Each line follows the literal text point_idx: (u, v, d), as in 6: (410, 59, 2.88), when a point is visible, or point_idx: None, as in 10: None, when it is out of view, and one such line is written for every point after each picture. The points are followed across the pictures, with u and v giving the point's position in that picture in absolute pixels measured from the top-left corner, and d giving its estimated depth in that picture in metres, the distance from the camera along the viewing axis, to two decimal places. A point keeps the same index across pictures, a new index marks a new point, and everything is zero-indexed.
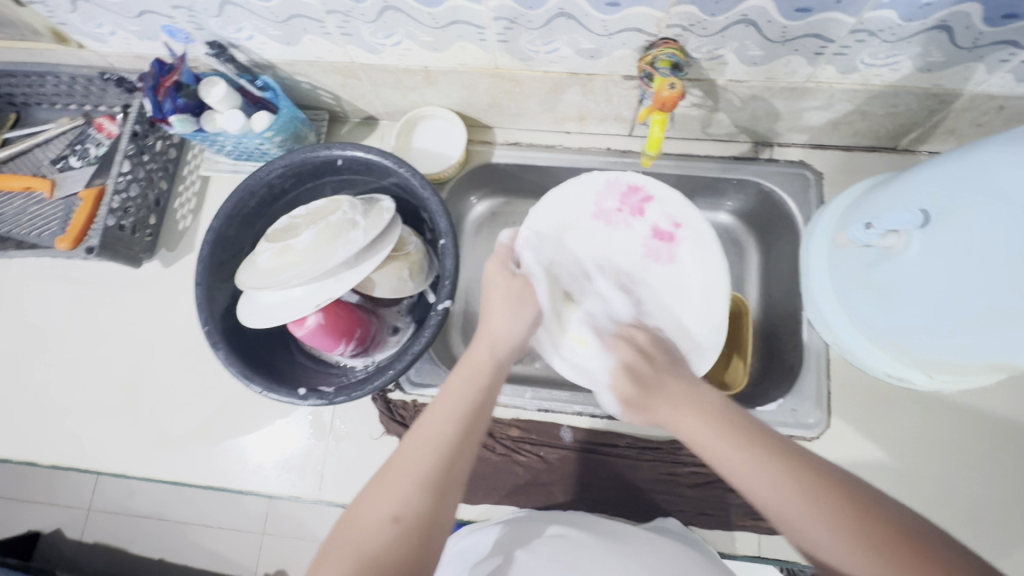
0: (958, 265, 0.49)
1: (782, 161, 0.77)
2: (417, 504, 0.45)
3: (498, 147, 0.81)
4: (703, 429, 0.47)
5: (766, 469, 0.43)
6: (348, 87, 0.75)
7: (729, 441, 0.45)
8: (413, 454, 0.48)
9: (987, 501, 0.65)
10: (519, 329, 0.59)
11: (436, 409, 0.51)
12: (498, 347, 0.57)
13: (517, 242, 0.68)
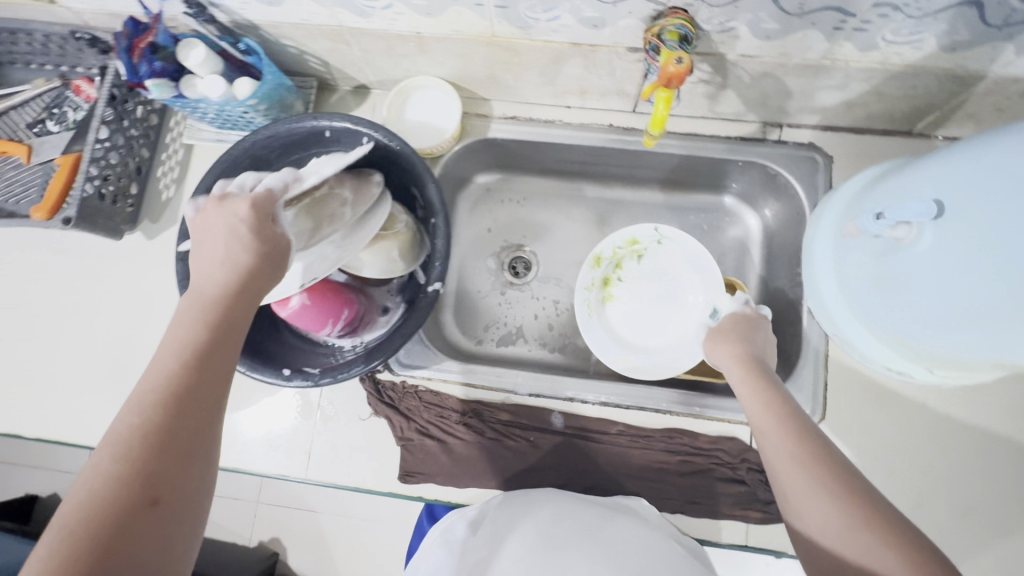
0: (971, 260, 0.47)
1: (791, 143, 0.74)
2: (139, 430, 0.39)
3: (494, 120, 0.77)
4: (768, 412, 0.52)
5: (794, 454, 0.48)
6: (337, 53, 0.71)
7: (781, 421, 0.51)
8: (149, 382, 0.41)
9: (978, 497, 0.64)
10: (221, 247, 0.46)
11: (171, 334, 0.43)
12: (231, 278, 0.45)
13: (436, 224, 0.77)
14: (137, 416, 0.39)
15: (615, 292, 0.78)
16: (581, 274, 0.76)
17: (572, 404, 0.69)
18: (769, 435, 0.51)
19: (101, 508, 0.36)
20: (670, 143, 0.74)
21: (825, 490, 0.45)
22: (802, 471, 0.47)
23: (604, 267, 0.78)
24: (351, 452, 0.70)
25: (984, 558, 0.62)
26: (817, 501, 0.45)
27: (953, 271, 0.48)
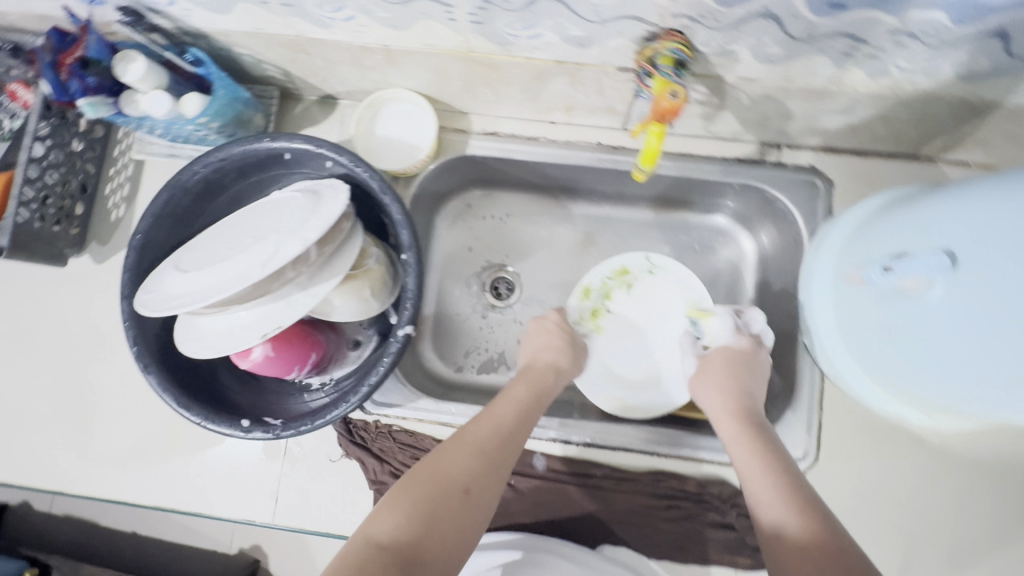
0: (987, 321, 0.42)
1: (790, 166, 0.69)
2: (476, 468, 0.50)
3: (474, 136, 0.71)
4: (741, 450, 0.53)
5: (759, 452, 0.52)
6: (298, 63, 0.64)
7: (757, 452, 0.53)
8: (487, 431, 0.54)
9: (974, 542, 0.62)
10: (552, 355, 0.66)
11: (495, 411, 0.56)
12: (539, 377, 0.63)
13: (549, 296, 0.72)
14: (470, 453, 0.51)
15: (603, 324, 0.74)
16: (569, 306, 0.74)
17: (555, 444, 0.65)
18: (746, 471, 0.52)
19: (416, 517, 0.46)
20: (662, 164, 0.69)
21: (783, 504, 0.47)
22: (757, 458, 0.52)
23: (593, 298, 0.74)
24: (321, 495, 0.66)
25: None
26: (781, 523, 0.47)
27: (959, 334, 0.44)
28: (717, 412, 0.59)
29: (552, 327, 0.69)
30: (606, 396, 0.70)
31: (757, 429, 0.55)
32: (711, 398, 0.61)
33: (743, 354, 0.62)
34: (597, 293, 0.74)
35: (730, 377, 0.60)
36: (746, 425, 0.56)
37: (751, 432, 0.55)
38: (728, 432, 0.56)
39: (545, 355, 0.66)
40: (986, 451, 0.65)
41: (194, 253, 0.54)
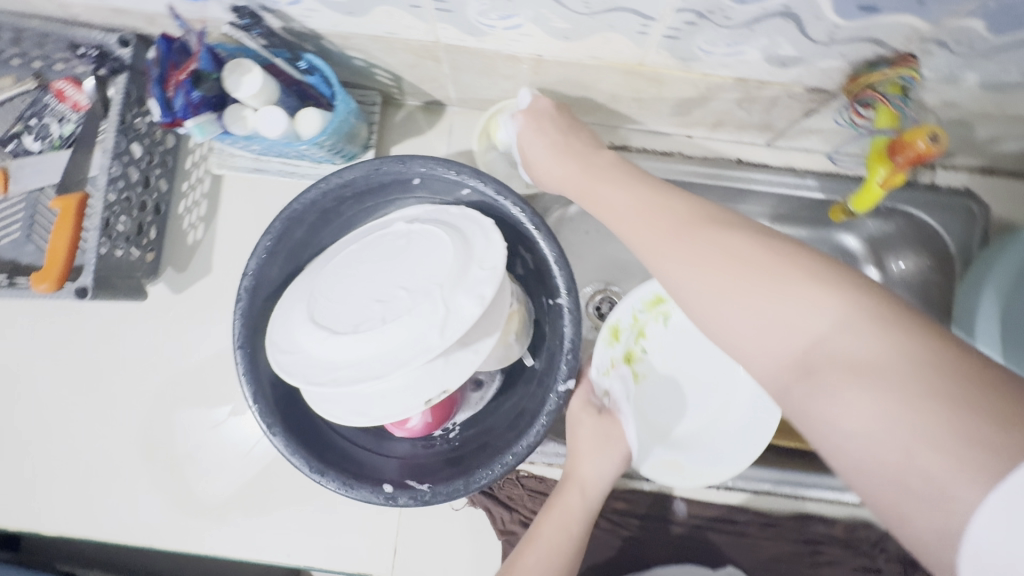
0: None
1: (945, 190, 0.64)
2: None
3: None
4: (860, 346, 0.31)
5: (869, 382, 0.30)
6: (418, 69, 0.56)
7: (866, 344, 0.31)
8: None
9: None
10: (605, 466, 0.55)
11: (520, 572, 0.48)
12: (588, 493, 0.53)
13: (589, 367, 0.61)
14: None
15: (641, 370, 0.65)
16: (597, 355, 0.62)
17: (696, 489, 0.62)
18: (816, 361, 0.32)
19: None
20: (810, 184, 0.63)
21: (912, 438, 0.28)
22: (914, 387, 0.28)
23: (624, 341, 0.64)
24: (446, 547, 0.61)
25: None
26: (895, 464, 0.28)
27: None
28: (683, 253, 0.38)
29: (585, 415, 0.57)
30: (656, 462, 0.59)
31: (855, 300, 0.32)
32: (652, 227, 0.40)
33: (707, 213, 0.39)
34: (631, 333, 0.64)
35: (745, 252, 0.36)
36: (824, 293, 0.33)
37: (838, 313, 0.32)
38: (802, 292, 0.33)
39: (586, 466, 0.55)
40: None
41: (332, 303, 0.49)
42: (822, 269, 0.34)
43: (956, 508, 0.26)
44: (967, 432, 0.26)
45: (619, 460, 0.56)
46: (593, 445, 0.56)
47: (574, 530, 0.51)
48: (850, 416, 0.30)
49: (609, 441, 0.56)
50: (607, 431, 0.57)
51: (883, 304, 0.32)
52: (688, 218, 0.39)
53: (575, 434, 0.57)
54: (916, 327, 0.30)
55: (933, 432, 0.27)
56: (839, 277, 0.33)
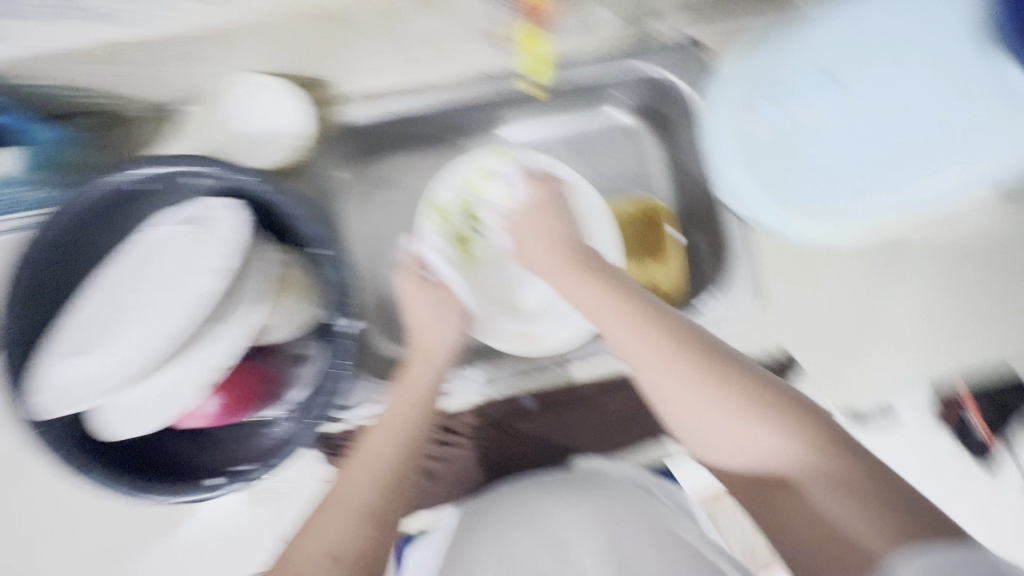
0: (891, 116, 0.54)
1: (672, 44, 0.69)
2: (354, 540, 0.52)
3: (348, 102, 0.65)
4: (656, 351, 0.55)
5: (752, 427, 0.52)
6: (124, 78, 0.58)
7: (702, 394, 0.53)
8: (362, 482, 0.54)
9: (907, 320, 0.71)
10: (447, 333, 0.63)
11: (366, 452, 0.56)
12: (434, 360, 0.61)
13: (421, 248, 0.68)
14: (345, 516, 0.52)
15: (478, 251, 0.71)
16: (427, 236, 0.68)
17: (535, 377, 0.66)
18: (657, 377, 0.55)
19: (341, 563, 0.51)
20: (549, 76, 0.68)
21: (715, 407, 0.53)
22: (766, 442, 0.52)
23: (453, 216, 0.69)
24: None
25: (915, 370, 0.70)
26: (757, 449, 0.52)
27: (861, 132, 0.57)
28: (558, 264, 0.62)
29: (420, 288, 0.65)
30: (509, 333, 0.67)
31: (663, 320, 0.56)
32: (535, 254, 0.64)
33: (548, 195, 0.66)
34: (459, 209, 0.69)
35: (557, 237, 0.63)
36: (642, 320, 0.56)
37: (636, 312, 0.57)
38: (716, 399, 0.53)
39: (428, 334, 0.62)
40: (901, 244, 0.72)
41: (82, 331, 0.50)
42: (588, 271, 0.60)
43: (836, 509, 0.48)
44: (738, 390, 0.53)
45: (457, 325, 0.64)
46: (430, 317, 0.63)
47: (421, 411, 0.58)
48: (683, 407, 0.54)
49: (443, 309, 0.64)
50: (436, 299, 0.64)
51: (655, 314, 0.57)
52: (549, 244, 0.63)
53: (412, 309, 0.64)
54: (756, 403, 0.53)
55: (777, 436, 0.52)
56: (631, 299, 0.58)
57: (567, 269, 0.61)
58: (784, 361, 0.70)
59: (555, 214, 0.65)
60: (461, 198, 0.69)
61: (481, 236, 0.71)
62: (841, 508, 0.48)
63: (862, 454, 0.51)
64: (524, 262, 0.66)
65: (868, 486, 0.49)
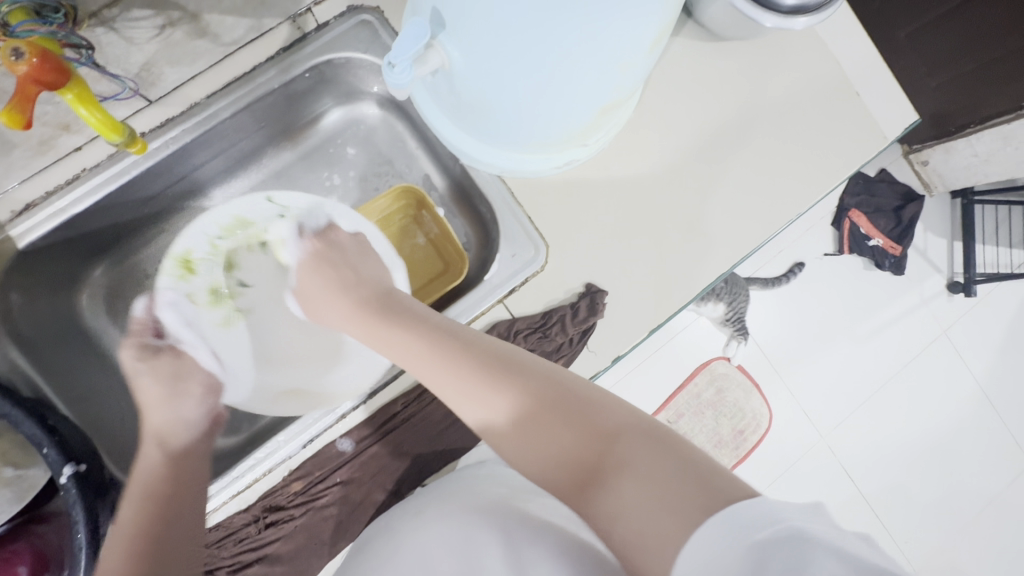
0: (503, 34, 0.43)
1: (334, 20, 0.63)
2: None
3: (7, 225, 0.57)
4: (445, 373, 0.48)
5: (507, 401, 0.44)
6: None
7: (488, 400, 0.45)
8: None
9: (693, 201, 0.68)
10: (191, 406, 0.57)
11: (110, 549, 0.44)
12: (167, 439, 0.54)
13: (154, 309, 0.62)
14: None
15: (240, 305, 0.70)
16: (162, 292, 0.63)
17: (348, 421, 0.62)
18: (445, 390, 0.48)
19: None
20: (221, 108, 0.60)
21: (482, 400, 0.46)
22: (540, 434, 0.43)
23: (202, 275, 0.67)
24: None
25: (720, 247, 0.68)
26: (557, 449, 0.42)
27: (500, 63, 0.46)
28: (343, 312, 0.58)
29: (162, 374, 0.58)
30: (282, 392, 0.64)
31: (443, 341, 0.50)
32: (338, 303, 0.59)
33: (320, 252, 0.63)
34: (213, 258, 0.67)
35: (347, 284, 0.59)
36: (427, 349, 0.49)
37: (415, 342, 0.51)
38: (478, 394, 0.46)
39: (158, 414, 0.56)
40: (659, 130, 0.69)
41: None
42: (377, 312, 0.56)
43: (646, 501, 0.36)
44: (527, 402, 0.44)
45: (197, 397, 0.58)
46: (159, 391, 0.57)
47: (150, 481, 0.49)
48: (468, 414, 0.47)
49: (180, 380, 0.58)
50: (173, 370, 0.58)
51: (442, 340, 0.50)
52: (335, 297, 0.59)
53: (143, 384, 0.58)
54: (488, 364, 0.47)
55: (557, 428, 0.42)
56: (414, 318, 0.53)
57: (353, 319, 0.56)
58: (587, 293, 0.65)
59: (327, 262, 0.62)
60: (234, 246, 0.69)
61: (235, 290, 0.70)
62: (647, 483, 0.36)
63: (661, 439, 0.39)
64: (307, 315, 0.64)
65: (670, 477, 0.36)
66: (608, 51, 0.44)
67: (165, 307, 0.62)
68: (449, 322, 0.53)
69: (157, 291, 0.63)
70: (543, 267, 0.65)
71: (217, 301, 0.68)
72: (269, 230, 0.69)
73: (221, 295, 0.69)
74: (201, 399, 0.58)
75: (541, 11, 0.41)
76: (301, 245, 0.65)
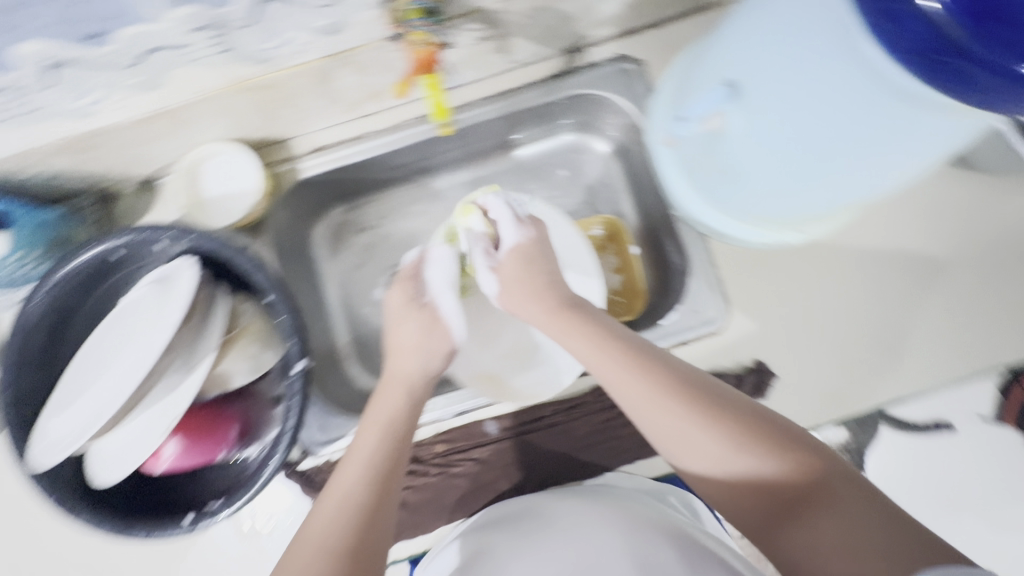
0: (789, 119, 0.46)
1: (603, 62, 0.71)
2: (351, 540, 0.46)
3: (304, 159, 0.71)
4: (638, 387, 0.48)
5: (703, 430, 0.45)
6: (92, 161, 0.62)
7: (678, 413, 0.46)
8: (331, 517, 0.47)
9: (893, 319, 0.66)
10: (411, 359, 0.59)
11: (339, 474, 0.50)
12: (410, 385, 0.57)
13: (423, 259, 0.67)
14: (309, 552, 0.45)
15: (471, 287, 0.73)
16: (435, 250, 0.66)
17: (500, 407, 0.67)
18: (643, 408, 0.48)
19: None
20: (488, 109, 0.70)
21: (681, 418, 0.46)
22: (718, 454, 0.45)
23: (463, 243, 0.71)
24: None
25: (910, 374, 0.65)
26: (745, 494, 0.45)
27: (779, 135, 0.48)
28: (540, 313, 0.57)
29: (409, 314, 0.63)
30: (475, 374, 0.69)
31: (634, 345, 0.51)
32: (514, 295, 0.59)
33: (534, 245, 0.62)
34: (471, 237, 0.71)
35: (539, 287, 0.58)
36: (625, 356, 0.50)
37: (611, 349, 0.51)
38: (681, 425, 0.46)
39: (403, 358, 0.59)
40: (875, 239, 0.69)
41: (65, 389, 0.53)
42: (575, 318, 0.55)
43: (834, 550, 0.39)
44: (713, 408, 0.46)
45: (433, 351, 0.60)
46: (419, 342, 0.60)
47: (389, 434, 0.52)
48: (657, 430, 0.47)
49: (434, 331, 0.61)
50: (428, 325, 0.62)
51: (633, 344, 0.52)
52: (535, 297, 0.58)
53: (396, 327, 0.62)
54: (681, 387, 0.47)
55: (744, 447, 0.44)
56: (608, 328, 0.53)
57: (554, 314, 0.56)
58: (756, 371, 0.65)
59: (539, 262, 0.61)
60: (493, 198, 0.75)
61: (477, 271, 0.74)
62: (842, 531, 0.39)
63: (863, 489, 0.42)
64: (502, 300, 0.62)
65: (873, 526, 0.39)
66: (885, 166, 0.46)
67: (434, 264, 0.66)
68: (629, 335, 0.53)
69: (433, 245, 0.68)
70: (720, 331, 0.67)
71: (460, 279, 0.72)
72: (523, 196, 0.75)
73: (460, 269, 0.72)
74: (444, 356, 0.61)
75: (839, 92, 0.42)
76: (520, 226, 0.64)
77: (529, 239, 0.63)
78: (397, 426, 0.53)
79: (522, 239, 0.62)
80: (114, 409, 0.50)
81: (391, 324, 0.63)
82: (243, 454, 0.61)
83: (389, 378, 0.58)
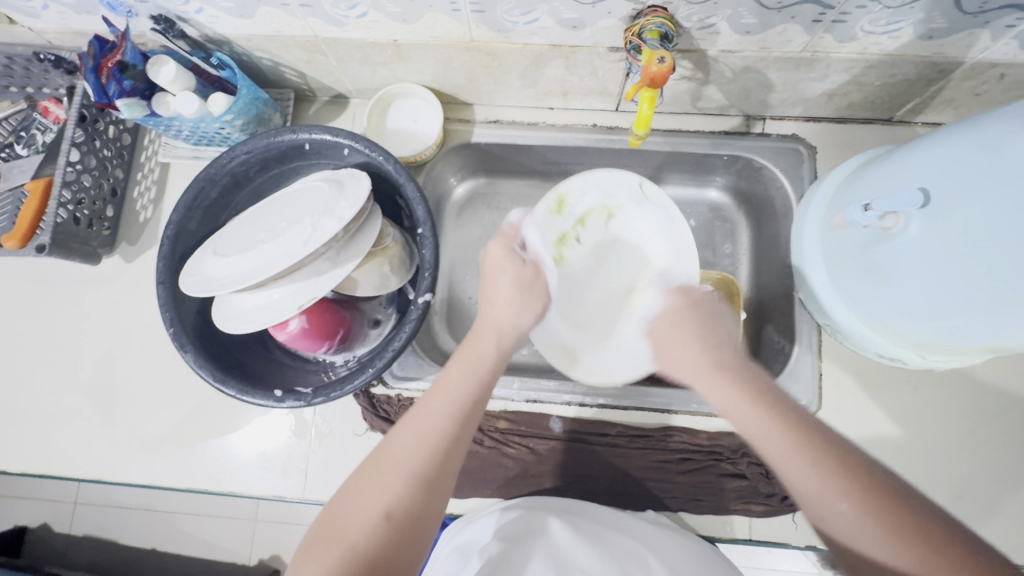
0: (976, 239, 0.46)
1: (774, 136, 0.74)
2: (411, 499, 0.45)
3: (477, 125, 0.77)
4: (815, 475, 0.42)
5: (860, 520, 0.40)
6: (313, 64, 0.70)
7: (881, 538, 0.39)
8: (415, 445, 0.47)
9: (980, 476, 0.65)
10: (524, 315, 0.60)
11: (434, 397, 0.51)
12: (505, 338, 0.58)
13: (524, 222, 0.68)
14: (392, 476, 0.46)
15: (568, 256, 0.74)
16: (537, 218, 0.69)
17: (569, 408, 0.70)
18: (809, 492, 0.43)
19: (358, 557, 0.42)
20: (655, 140, 0.74)
21: (853, 510, 0.40)
22: (879, 542, 0.39)
23: (567, 217, 0.73)
24: (349, 467, 0.71)
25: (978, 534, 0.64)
26: None
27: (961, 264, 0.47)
28: (696, 370, 0.54)
29: (509, 265, 0.62)
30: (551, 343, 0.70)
31: (817, 435, 0.44)
32: (680, 353, 0.58)
33: (692, 306, 0.63)
34: (570, 213, 0.73)
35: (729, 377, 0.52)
36: (793, 430, 0.45)
37: (789, 437, 0.45)
38: (847, 513, 0.41)
39: (503, 310, 0.59)
40: (984, 391, 0.68)
41: (230, 238, 0.61)
42: (734, 375, 0.52)
43: None
44: (917, 521, 0.39)
45: (532, 316, 0.62)
46: (513, 296, 0.60)
47: (478, 376, 0.53)
48: (841, 533, 0.41)
49: (529, 294, 0.61)
50: (527, 283, 0.62)
51: (817, 433, 0.45)
52: (701, 349, 0.56)
53: (499, 276, 0.62)
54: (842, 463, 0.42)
55: None
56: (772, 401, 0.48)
57: (695, 358, 0.55)
58: None
59: (697, 318, 0.61)
60: (590, 209, 0.74)
61: (577, 244, 0.74)
62: None
63: None
64: (668, 371, 0.59)
65: None
66: None
67: (531, 227, 0.68)
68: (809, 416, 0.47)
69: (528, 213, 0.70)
70: None
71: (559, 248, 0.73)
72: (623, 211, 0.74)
73: (564, 240, 0.73)
74: (535, 315, 0.62)
75: None
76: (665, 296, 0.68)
77: (680, 298, 0.65)
78: (473, 398, 0.51)
79: (664, 306, 0.66)
80: (272, 270, 0.55)
81: (484, 275, 0.62)
82: (330, 359, 0.68)
83: (481, 325, 0.58)
